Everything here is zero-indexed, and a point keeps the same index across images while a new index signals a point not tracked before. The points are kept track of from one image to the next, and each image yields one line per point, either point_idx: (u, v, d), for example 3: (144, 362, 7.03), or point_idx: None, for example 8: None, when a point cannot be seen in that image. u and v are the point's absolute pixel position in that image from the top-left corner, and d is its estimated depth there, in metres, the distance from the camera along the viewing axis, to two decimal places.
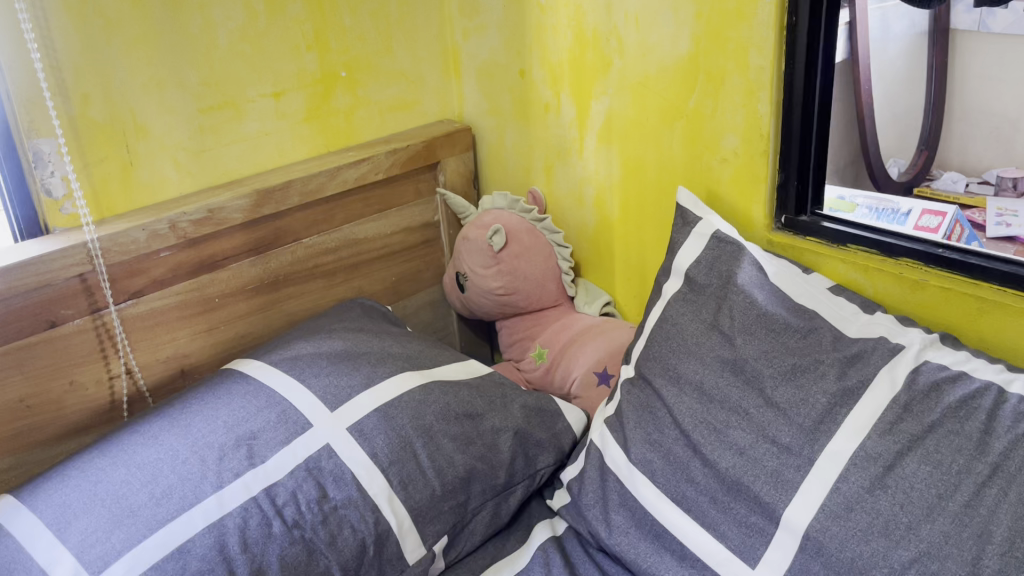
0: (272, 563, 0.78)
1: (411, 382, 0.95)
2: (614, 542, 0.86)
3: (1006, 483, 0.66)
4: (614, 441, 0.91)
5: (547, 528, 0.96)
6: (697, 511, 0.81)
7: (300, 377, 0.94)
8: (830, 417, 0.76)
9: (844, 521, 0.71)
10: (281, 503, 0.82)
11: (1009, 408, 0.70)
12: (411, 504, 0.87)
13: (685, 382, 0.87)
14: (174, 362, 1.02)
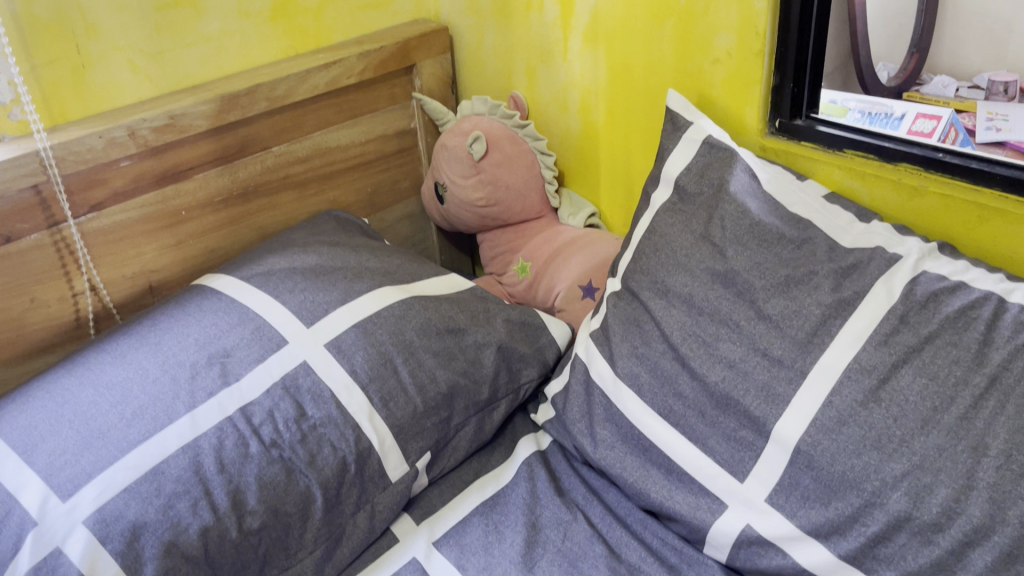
0: (251, 484, 0.76)
1: (391, 298, 0.92)
2: (600, 456, 0.86)
3: (1004, 396, 0.64)
4: (600, 355, 0.89)
5: (531, 442, 0.95)
6: (685, 426, 0.80)
7: (274, 292, 0.90)
8: (824, 329, 0.73)
9: (836, 434, 0.70)
10: (258, 422, 0.79)
11: (1010, 318, 0.68)
12: (392, 421, 0.84)
13: (674, 295, 0.84)
14: (142, 279, 0.97)
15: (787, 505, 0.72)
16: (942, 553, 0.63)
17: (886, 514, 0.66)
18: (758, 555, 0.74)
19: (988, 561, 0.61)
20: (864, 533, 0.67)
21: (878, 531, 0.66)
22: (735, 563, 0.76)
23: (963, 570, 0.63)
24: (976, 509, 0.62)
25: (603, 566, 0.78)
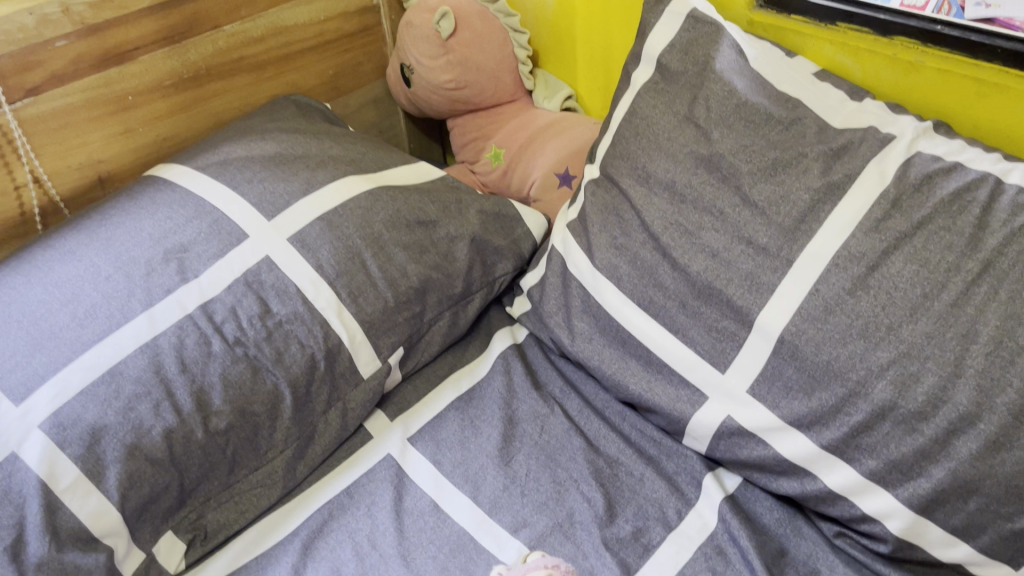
0: (215, 384, 0.73)
1: (357, 188, 0.87)
2: (578, 349, 0.84)
3: (997, 281, 0.62)
4: (577, 246, 0.85)
5: (508, 336, 0.92)
6: (665, 317, 0.77)
7: (231, 183, 0.84)
8: (813, 215, 0.70)
9: (822, 324, 0.67)
10: (220, 320, 0.75)
11: (1007, 200, 0.65)
12: (362, 317, 0.81)
13: (655, 182, 0.80)
14: (89, 169, 0.91)
15: (769, 396, 0.71)
16: (926, 442, 0.62)
17: (870, 403, 0.65)
18: (738, 446, 0.73)
19: (972, 449, 0.60)
20: (847, 423, 0.66)
21: (862, 421, 0.65)
22: (715, 454, 0.75)
23: (946, 458, 0.62)
24: (962, 397, 0.61)
25: (582, 459, 0.78)
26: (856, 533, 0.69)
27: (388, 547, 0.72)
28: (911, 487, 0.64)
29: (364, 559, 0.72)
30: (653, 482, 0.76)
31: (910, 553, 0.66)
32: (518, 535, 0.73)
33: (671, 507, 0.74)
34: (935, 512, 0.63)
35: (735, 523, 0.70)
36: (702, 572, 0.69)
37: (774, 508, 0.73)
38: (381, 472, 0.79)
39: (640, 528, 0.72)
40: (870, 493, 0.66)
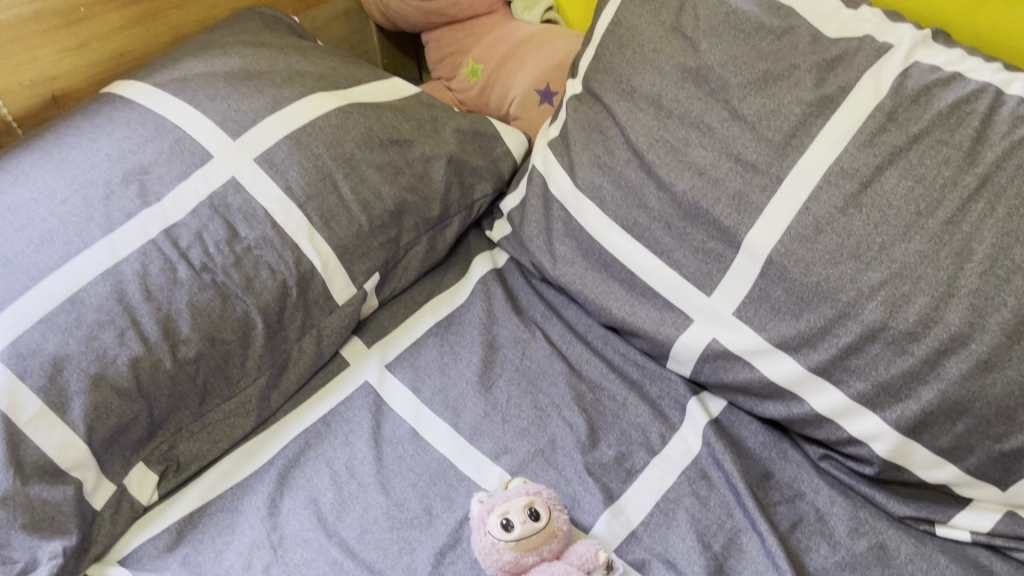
0: (182, 311, 0.70)
1: (326, 106, 0.82)
2: (559, 273, 0.81)
3: (994, 197, 0.60)
4: (559, 166, 0.82)
5: (488, 260, 0.89)
6: (650, 239, 0.74)
7: (194, 101, 0.80)
8: (804, 129, 0.67)
9: (811, 244, 0.65)
10: (185, 245, 0.72)
11: (1007, 113, 0.62)
12: (335, 242, 0.78)
13: (640, 97, 0.76)
14: (42, 87, 0.86)
15: (756, 319, 0.69)
16: (915, 363, 0.61)
17: (859, 324, 0.63)
18: (724, 369, 0.71)
19: (963, 369, 0.59)
20: (836, 345, 0.64)
21: (851, 343, 0.63)
22: (699, 378, 0.74)
23: (936, 379, 0.60)
24: (955, 317, 0.59)
25: (564, 384, 0.76)
26: (841, 456, 0.68)
27: (367, 476, 0.71)
28: (898, 409, 0.62)
29: (343, 488, 0.70)
30: (637, 407, 0.74)
31: (896, 474, 0.65)
32: (499, 462, 0.71)
33: (655, 432, 0.72)
34: (922, 434, 0.62)
35: (719, 447, 0.69)
36: (685, 497, 0.68)
37: (758, 431, 0.72)
38: (359, 400, 0.77)
39: (624, 453, 0.71)
40: (857, 415, 0.64)
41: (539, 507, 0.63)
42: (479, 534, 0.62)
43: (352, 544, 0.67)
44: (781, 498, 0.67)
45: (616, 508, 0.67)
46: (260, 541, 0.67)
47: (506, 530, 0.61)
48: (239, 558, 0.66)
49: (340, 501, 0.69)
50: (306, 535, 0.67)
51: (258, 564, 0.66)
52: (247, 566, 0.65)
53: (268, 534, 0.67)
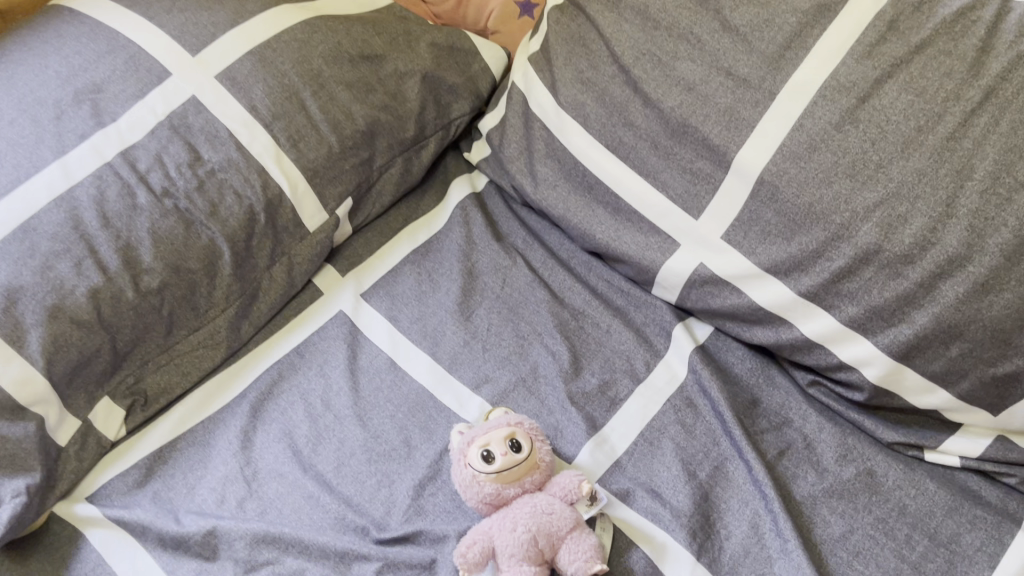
0: (143, 239, 0.66)
1: (291, 18, 0.77)
2: (541, 197, 0.78)
3: (999, 111, 0.57)
4: (540, 82, 0.78)
5: (466, 184, 0.85)
6: (635, 159, 0.71)
7: (148, 13, 0.74)
8: (800, 40, 0.63)
9: (805, 163, 0.62)
10: (145, 169, 0.68)
11: (1014, 21, 0.58)
12: (305, 164, 0.73)
13: (626, 7, 0.72)
14: None
15: (745, 242, 0.66)
16: (909, 287, 0.59)
17: (853, 247, 0.60)
18: (711, 295, 0.69)
19: (959, 292, 0.57)
20: (828, 269, 0.62)
21: (844, 266, 0.61)
22: (685, 304, 0.71)
23: (931, 303, 0.58)
24: (953, 238, 0.57)
25: (546, 311, 0.73)
26: (831, 382, 0.66)
27: (343, 407, 0.69)
28: (890, 334, 0.60)
29: (318, 421, 0.68)
30: (621, 334, 0.72)
31: (886, 401, 0.63)
32: (480, 392, 0.69)
33: (639, 360, 0.70)
34: (913, 359, 0.60)
35: (706, 374, 0.67)
36: (670, 425, 0.66)
37: (746, 358, 0.70)
38: (333, 330, 0.74)
39: (608, 381, 0.69)
40: (848, 341, 0.62)
41: (521, 439, 0.61)
42: (458, 467, 0.60)
43: (329, 478, 0.65)
44: (768, 425, 0.66)
45: (600, 438, 0.65)
46: (233, 475, 0.65)
47: (486, 462, 0.59)
48: (212, 494, 0.64)
49: (315, 433, 0.67)
50: (280, 469, 0.65)
51: (232, 499, 0.64)
52: (220, 502, 0.64)
53: (242, 468, 0.65)
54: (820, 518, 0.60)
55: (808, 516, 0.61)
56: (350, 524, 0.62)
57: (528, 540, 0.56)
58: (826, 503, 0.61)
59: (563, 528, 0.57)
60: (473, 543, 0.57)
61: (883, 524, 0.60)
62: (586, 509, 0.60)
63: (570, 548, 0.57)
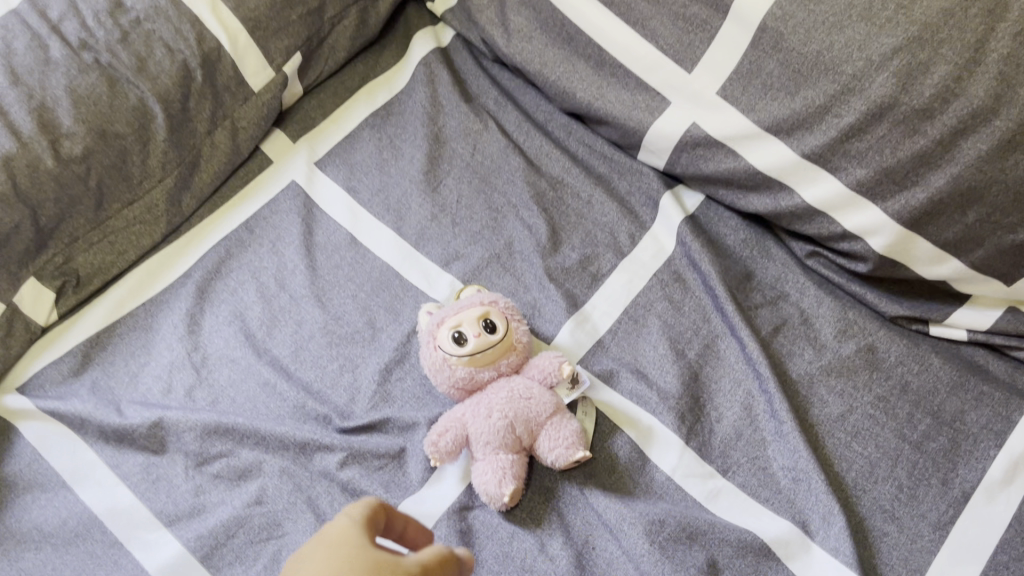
0: (61, 99, 0.58)
1: None
2: (514, 52, 0.69)
3: None
4: None
5: (430, 38, 0.76)
6: (621, 6, 0.63)
7: None
8: None
9: (814, 5, 0.54)
10: (58, 19, 0.60)
11: None
12: (245, 14, 0.64)
13: None
14: None
15: (744, 98, 0.59)
16: (927, 145, 0.52)
17: (866, 101, 0.53)
18: (703, 159, 0.62)
19: (982, 151, 0.51)
20: (836, 127, 0.55)
21: (854, 123, 0.54)
22: (675, 170, 0.65)
23: (949, 163, 0.52)
24: (979, 89, 0.50)
25: (521, 181, 0.66)
26: (831, 253, 0.60)
27: (299, 287, 0.63)
28: (902, 200, 0.54)
29: (272, 302, 0.62)
30: (603, 205, 0.66)
31: (892, 272, 0.58)
32: (450, 269, 0.63)
33: (623, 232, 0.64)
34: (926, 227, 0.55)
35: (696, 246, 0.61)
36: (658, 302, 0.60)
37: (740, 228, 0.65)
38: (286, 203, 0.67)
39: (588, 256, 0.63)
40: (854, 207, 0.57)
41: (496, 319, 0.55)
42: (428, 350, 0.55)
43: (286, 363, 0.59)
44: (763, 300, 0.61)
45: (580, 316, 0.60)
46: (180, 363, 0.59)
47: (459, 344, 0.54)
48: (157, 383, 0.59)
49: (269, 316, 0.61)
50: (232, 355, 0.60)
51: (180, 388, 0.58)
52: (167, 392, 0.58)
53: (189, 354, 0.60)
54: (817, 398, 0.56)
55: (804, 395, 0.56)
56: (310, 413, 0.57)
57: (505, 427, 0.52)
58: (824, 381, 0.57)
59: (543, 413, 0.53)
60: (445, 431, 0.53)
61: (884, 403, 0.56)
62: (566, 393, 0.55)
63: (550, 435, 0.52)
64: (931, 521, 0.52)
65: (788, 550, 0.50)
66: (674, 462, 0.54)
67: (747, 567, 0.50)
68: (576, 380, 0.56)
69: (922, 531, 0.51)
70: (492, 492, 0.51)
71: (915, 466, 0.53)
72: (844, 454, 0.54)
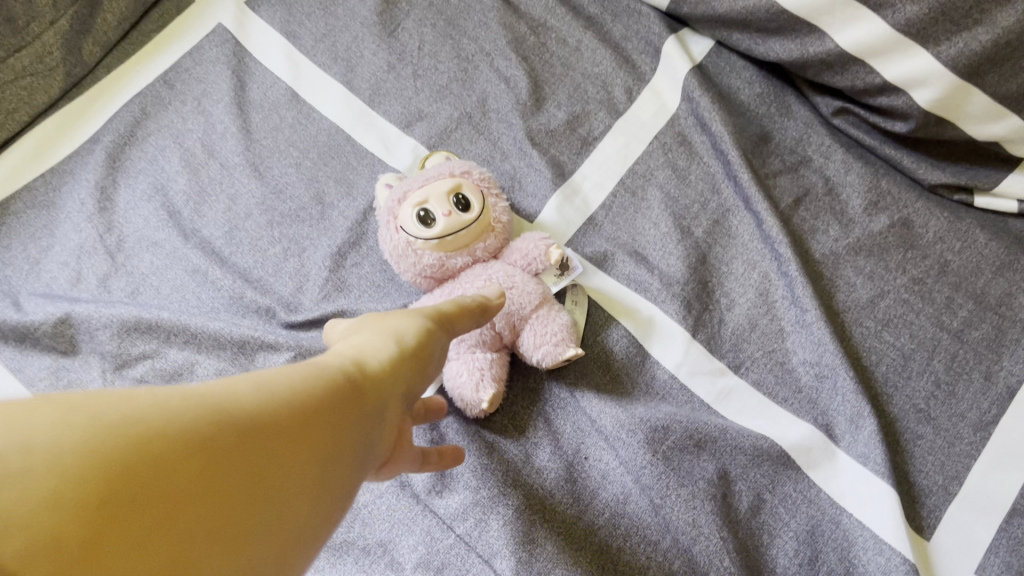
0: None
1: None
2: None
3: None
4: None
5: None
6: None
7: None
8: None
9: None
10: None
11: None
12: None
13: None
14: None
15: None
16: None
17: None
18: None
19: None
20: None
21: None
22: (680, 10, 0.54)
23: None
24: None
25: (496, 24, 0.56)
26: (864, 109, 0.51)
27: (231, 154, 0.52)
28: (960, 42, 0.44)
29: (200, 172, 0.52)
30: (594, 53, 0.55)
31: (936, 132, 0.49)
32: (412, 132, 0.53)
33: (618, 86, 0.54)
34: (984, 78, 0.45)
35: (706, 103, 0.52)
36: (659, 170, 0.51)
37: (754, 81, 0.55)
38: (211, 53, 0.55)
39: (577, 115, 0.53)
40: (900, 53, 0.46)
41: (470, 194, 0.45)
42: (388, 232, 0.46)
43: (219, 247, 0.50)
44: (783, 167, 0.53)
45: (568, 189, 0.51)
46: (90, 246, 0.50)
47: (425, 226, 0.44)
48: (64, 271, 0.49)
49: (196, 189, 0.51)
50: (153, 236, 0.50)
51: (92, 277, 0.49)
52: (76, 282, 0.49)
53: (101, 237, 0.50)
54: (843, 281, 0.49)
55: (828, 279, 0.49)
56: (250, 305, 0.48)
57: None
58: (851, 262, 0.49)
59: (527, 305, 0.44)
60: None
61: (919, 287, 0.48)
62: (555, 281, 0.47)
63: (537, 331, 0.44)
64: (971, 422, 0.45)
65: (810, 457, 0.44)
66: (678, 357, 0.46)
67: (762, 477, 0.43)
68: (566, 265, 0.48)
69: (961, 434, 0.44)
70: (468, 397, 0.43)
71: (955, 358, 0.46)
72: (873, 345, 0.47)
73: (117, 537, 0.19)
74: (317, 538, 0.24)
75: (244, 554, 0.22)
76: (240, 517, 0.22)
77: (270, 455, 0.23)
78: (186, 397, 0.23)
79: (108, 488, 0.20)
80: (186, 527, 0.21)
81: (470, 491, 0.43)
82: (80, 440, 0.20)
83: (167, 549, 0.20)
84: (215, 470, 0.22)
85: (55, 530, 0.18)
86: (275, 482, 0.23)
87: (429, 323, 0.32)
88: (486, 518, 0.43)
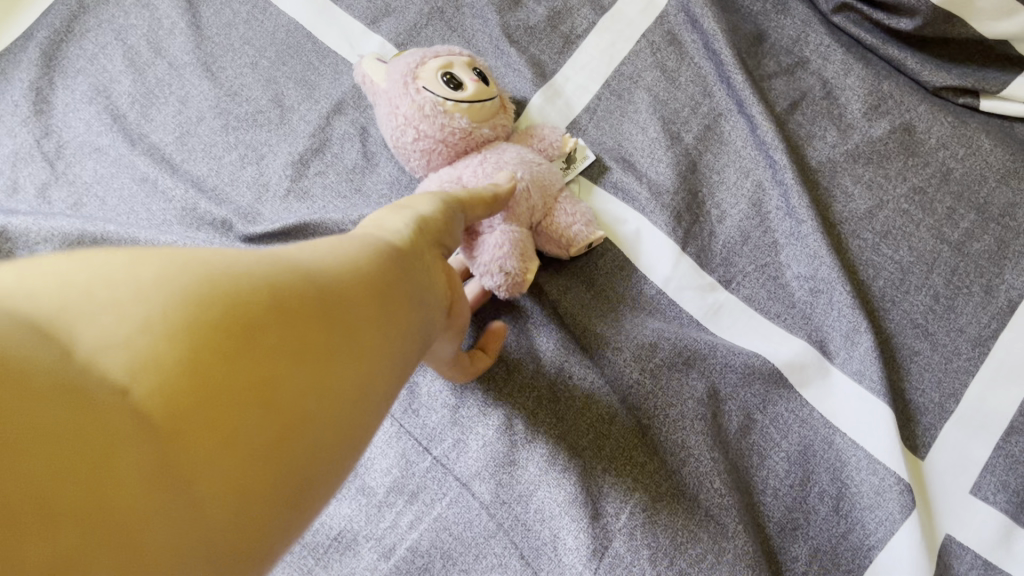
0: None
1: None
2: None
3: None
4: None
5: None
6: None
7: None
8: None
9: None
10: None
11: None
12: None
13: None
14: None
15: None
16: None
17: None
18: None
19: None
20: None
21: None
22: None
23: None
24: None
25: None
26: (866, 5, 0.48)
27: (181, 53, 0.48)
28: None
29: (147, 72, 0.48)
30: None
31: (945, 32, 0.46)
32: (379, 29, 0.49)
33: None
34: None
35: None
36: (648, 71, 0.48)
37: None
38: None
39: (559, 12, 0.50)
40: None
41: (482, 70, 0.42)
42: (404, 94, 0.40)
43: (169, 154, 0.46)
44: (778, 69, 0.50)
45: (551, 90, 0.48)
46: (26, 152, 0.46)
47: (455, 88, 0.40)
48: None
49: (143, 91, 0.47)
50: (96, 142, 0.46)
51: (31, 187, 0.46)
52: (13, 192, 0.46)
53: (38, 142, 0.46)
54: (840, 191, 0.46)
55: (825, 188, 0.46)
56: (204, 218, 0.44)
57: (523, 191, 0.40)
58: (848, 170, 0.46)
59: (557, 185, 0.42)
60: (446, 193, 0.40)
61: (920, 197, 0.45)
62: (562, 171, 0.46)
63: (566, 210, 0.42)
64: (970, 337, 0.41)
65: (803, 376, 0.41)
66: (668, 271, 0.44)
67: (753, 397, 0.41)
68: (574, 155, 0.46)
69: (959, 348, 0.41)
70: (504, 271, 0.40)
71: (955, 272, 0.43)
72: (871, 259, 0.44)
73: (207, 354, 0.22)
74: (378, 377, 0.27)
75: (317, 377, 0.25)
76: (312, 346, 0.25)
77: (327, 299, 0.26)
78: (252, 259, 0.26)
79: (190, 321, 0.22)
80: (262, 361, 0.23)
81: (450, 410, 0.42)
82: (167, 284, 0.23)
83: (253, 378, 0.23)
84: (291, 314, 0.25)
85: (152, 354, 0.21)
86: (342, 326, 0.26)
87: (451, 204, 0.34)
88: (465, 438, 0.41)
